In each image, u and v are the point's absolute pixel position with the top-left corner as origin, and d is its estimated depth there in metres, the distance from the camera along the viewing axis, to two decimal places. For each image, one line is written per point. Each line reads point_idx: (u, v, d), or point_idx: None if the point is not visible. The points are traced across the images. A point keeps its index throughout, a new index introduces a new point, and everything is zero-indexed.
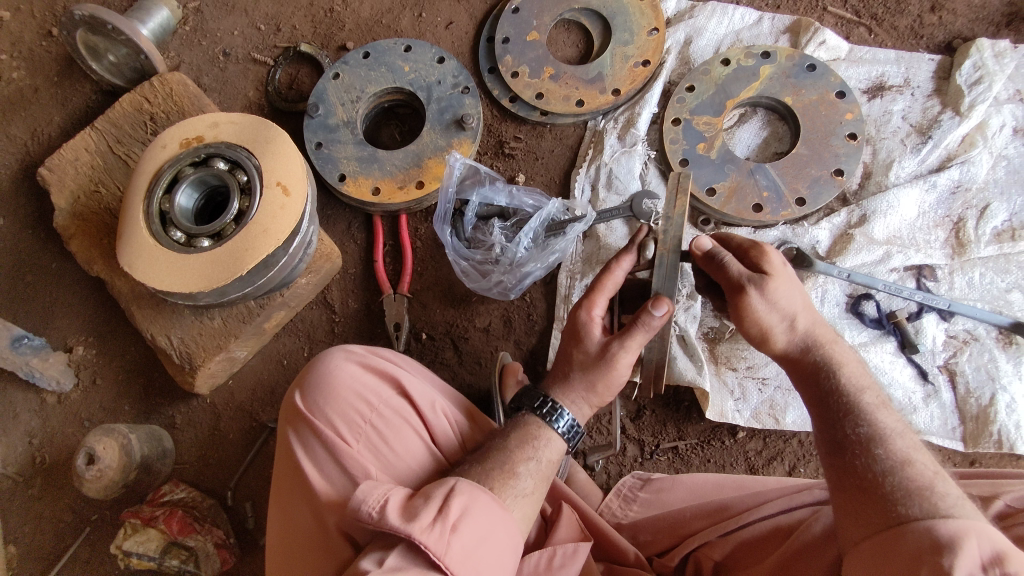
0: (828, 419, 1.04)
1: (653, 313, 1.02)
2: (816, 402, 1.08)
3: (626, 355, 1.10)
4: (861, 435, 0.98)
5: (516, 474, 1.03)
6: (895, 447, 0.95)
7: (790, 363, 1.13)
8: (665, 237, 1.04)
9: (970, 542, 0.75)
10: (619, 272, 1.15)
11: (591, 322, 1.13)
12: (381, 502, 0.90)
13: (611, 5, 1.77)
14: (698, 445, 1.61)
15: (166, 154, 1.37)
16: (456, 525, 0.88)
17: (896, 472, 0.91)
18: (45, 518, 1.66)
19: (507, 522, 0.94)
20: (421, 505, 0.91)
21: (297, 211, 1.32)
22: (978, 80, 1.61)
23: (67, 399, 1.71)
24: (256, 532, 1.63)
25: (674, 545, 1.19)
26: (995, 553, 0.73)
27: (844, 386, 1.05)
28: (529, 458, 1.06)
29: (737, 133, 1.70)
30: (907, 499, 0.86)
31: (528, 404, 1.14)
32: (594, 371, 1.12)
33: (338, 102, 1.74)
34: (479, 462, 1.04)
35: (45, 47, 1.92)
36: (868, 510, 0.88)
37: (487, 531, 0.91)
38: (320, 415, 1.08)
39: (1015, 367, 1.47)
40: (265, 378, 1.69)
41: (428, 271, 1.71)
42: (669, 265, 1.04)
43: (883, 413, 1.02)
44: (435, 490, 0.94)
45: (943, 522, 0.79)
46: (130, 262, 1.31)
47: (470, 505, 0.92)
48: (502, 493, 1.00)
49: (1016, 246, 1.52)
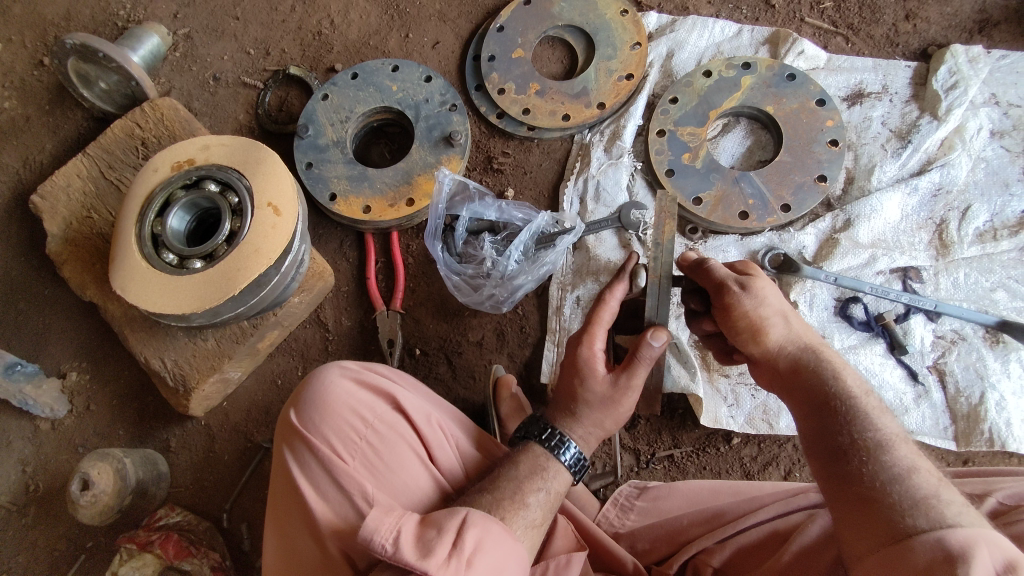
0: (831, 424, 1.03)
1: (653, 344, 1.10)
2: (817, 405, 1.06)
3: (631, 393, 1.14)
4: (866, 441, 0.97)
5: (526, 504, 1.03)
6: (898, 455, 0.94)
7: (784, 371, 1.13)
8: (655, 264, 1.16)
9: (981, 551, 0.75)
10: (614, 301, 1.20)
11: (593, 357, 1.16)
12: (394, 533, 0.89)
13: (593, 21, 1.81)
14: (693, 452, 1.62)
15: (157, 177, 1.39)
16: (471, 560, 0.88)
17: (901, 482, 0.90)
18: (39, 547, 1.64)
19: (519, 553, 0.95)
20: (434, 538, 0.90)
21: (288, 230, 1.33)
22: (954, 85, 1.65)
23: (61, 425, 1.70)
24: (253, 554, 1.61)
25: (672, 553, 1.19)
26: (1005, 562, 0.73)
27: (844, 390, 1.04)
28: (539, 487, 1.06)
29: (721, 143, 1.73)
30: (912, 511, 0.85)
31: (535, 435, 1.15)
32: (601, 411, 1.14)
33: (327, 123, 1.77)
34: (487, 491, 1.04)
35: (36, 77, 1.95)
36: (872, 521, 0.87)
37: (501, 562, 0.91)
38: (316, 432, 1.08)
39: (1002, 365, 1.48)
40: (259, 398, 1.69)
41: (420, 287, 1.72)
42: (660, 292, 1.16)
43: (884, 418, 1.01)
44: (447, 521, 0.93)
45: (952, 532, 0.78)
46: (122, 285, 1.32)
47: (485, 537, 0.92)
48: (512, 522, 1.00)
49: (998, 246, 1.54)
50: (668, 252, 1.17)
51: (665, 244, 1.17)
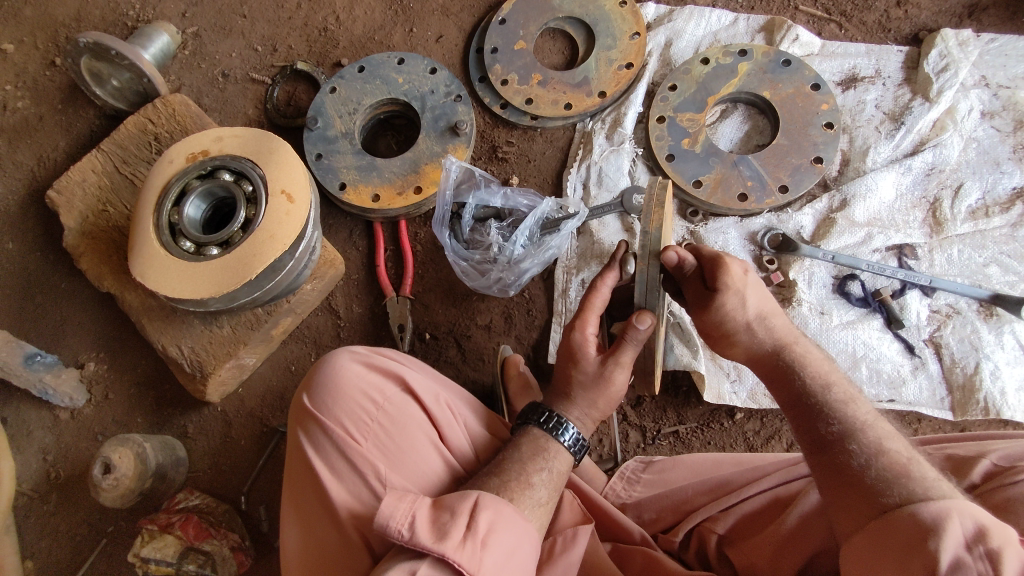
0: (803, 421, 1.05)
1: (637, 327, 1.08)
2: (791, 404, 1.09)
3: (621, 372, 1.16)
4: (834, 432, 0.99)
5: (532, 484, 1.06)
6: (867, 439, 0.96)
7: (760, 365, 1.16)
8: (643, 252, 1.09)
9: (953, 521, 0.77)
10: (605, 288, 1.19)
11: (586, 341, 1.18)
12: (409, 518, 0.93)
13: (592, 13, 1.86)
14: (698, 428, 1.66)
15: (173, 168, 1.43)
16: (485, 540, 0.93)
17: (872, 464, 0.92)
18: (61, 532, 1.68)
19: (530, 534, 0.99)
20: (448, 521, 0.94)
21: (302, 217, 1.38)
22: (945, 68, 1.70)
23: (80, 414, 1.74)
24: (271, 535, 1.66)
25: (678, 521, 1.24)
26: (976, 528, 0.75)
27: (810, 386, 1.07)
28: (542, 468, 1.10)
29: (719, 128, 1.78)
30: (889, 488, 0.87)
31: (535, 419, 1.18)
32: (594, 392, 1.17)
33: (335, 115, 1.81)
34: (495, 473, 1.08)
35: (48, 76, 1.99)
36: (855, 503, 0.89)
37: (514, 544, 0.96)
38: (329, 414, 1.12)
39: (996, 337, 1.53)
40: (274, 384, 1.73)
41: (429, 273, 1.77)
42: (648, 278, 1.10)
43: (852, 406, 1.03)
44: (460, 504, 0.97)
45: (923, 505, 0.81)
46: (142, 272, 1.36)
47: (497, 519, 0.96)
48: (520, 502, 1.03)
49: (990, 222, 1.59)
50: (658, 236, 1.08)
51: (653, 231, 1.08)
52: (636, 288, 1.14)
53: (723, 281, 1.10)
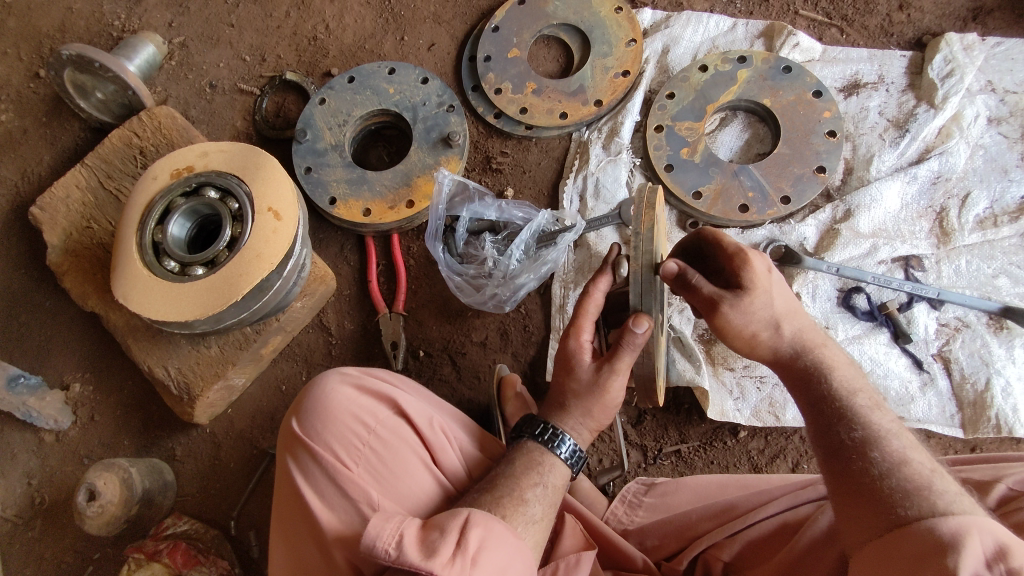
0: (823, 426, 0.99)
1: (635, 332, 1.01)
2: (810, 407, 1.03)
3: (618, 378, 1.09)
4: (855, 438, 0.93)
5: (526, 500, 1.01)
6: (890, 449, 0.90)
7: (780, 366, 1.08)
8: (636, 254, 1.03)
9: (971, 536, 0.72)
10: (599, 293, 1.13)
11: (581, 348, 1.12)
12: (397, 537, 0.88)
13: (588, 20, 1.82)
14: (700, 447, 1.62)
15: (157, 185, 1.39)
16: (475, 559, 0.87)
17: (893, 473, 0.86)
18: (46, 560, 1.63)
19: (525, 554, 0.93)
20: (438, 539, 0.88)
21: (289, 235, 1.33)
22: (950, 73, 1.66)
23: (66, 437, 1.70)
24: (261, 561, 1.61)
25: (682, 549, 1.17)
26: (996, 546, 0.70)
27: (834, 391, 1.01)
28: (536, 483, 1.04)
29: (718, 137, 1.74)
30: (906, 499, 0.82)
31: (529, 432, 1.12)
32: (589, 399, 1.10)
33: (324, 127, 1.77)
34: (487, 490, 1.02)
35: (32, 89, 1.94)
36: (866, 513, 0.84)
37: (507, 562, 0.90)
38: (319, 440, 1.07)
39: (1007, 351, 1.49)
40: (264, 405, 1.68)
41: (423, 289, 1.72)
42: (643, 281, 1.03)
43: (877, 414, 0.97)
44: (450, 522, 0.92)
45: (942, 519, 0.76)
46: (124, 294, 1.31)
47: (488, 537, 0.90)
48: (513, 520, 0.98)
49: (999, 232, 1.55)
50: (650, 236, 1.04)
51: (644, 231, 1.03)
52: (631, 293, 1.07)
53: (748, 280, 1.02)
